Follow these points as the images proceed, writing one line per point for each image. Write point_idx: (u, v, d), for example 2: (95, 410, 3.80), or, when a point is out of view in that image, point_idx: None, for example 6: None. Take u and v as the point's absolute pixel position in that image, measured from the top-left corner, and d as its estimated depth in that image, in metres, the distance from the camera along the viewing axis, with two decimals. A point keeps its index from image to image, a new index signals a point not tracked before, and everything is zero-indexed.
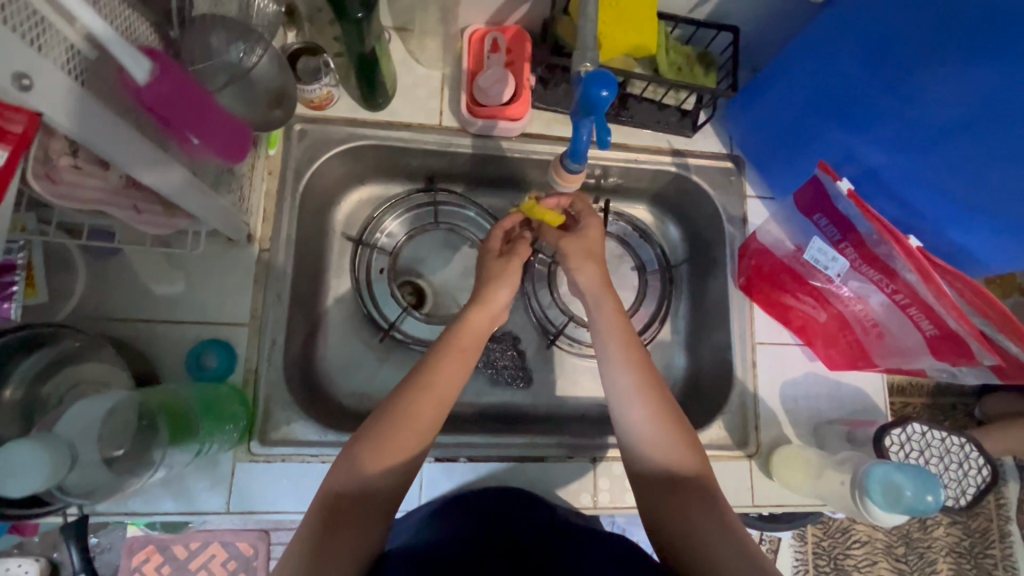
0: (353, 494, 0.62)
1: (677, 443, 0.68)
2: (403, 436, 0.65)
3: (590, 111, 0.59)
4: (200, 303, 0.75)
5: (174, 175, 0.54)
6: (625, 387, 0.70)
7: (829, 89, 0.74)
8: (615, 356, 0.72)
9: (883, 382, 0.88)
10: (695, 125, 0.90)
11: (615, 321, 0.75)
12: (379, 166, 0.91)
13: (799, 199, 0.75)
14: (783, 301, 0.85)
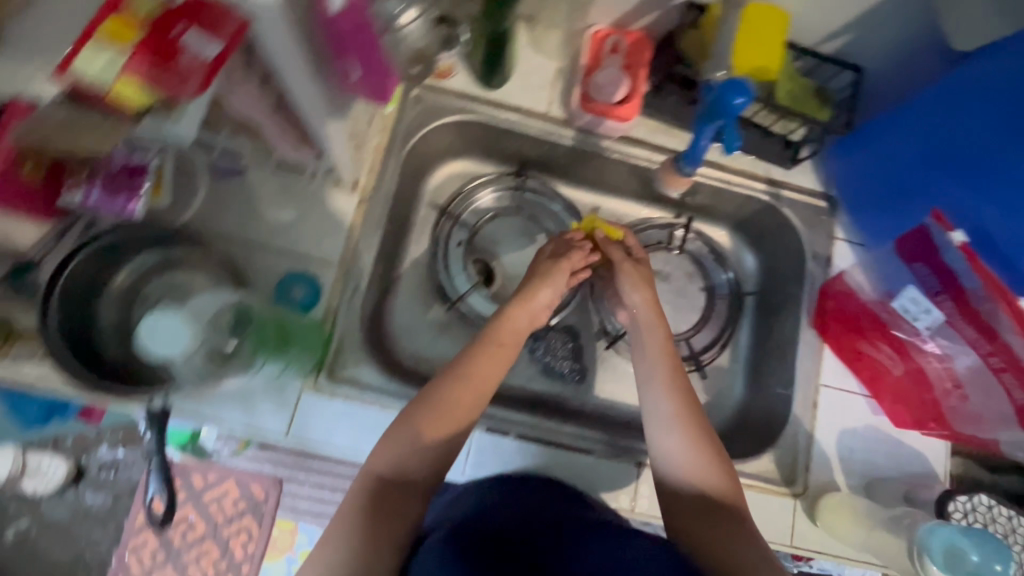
0: (398, 475, 0.65)
1: (712, 471, 0.69)
2: (443, 423, 0.68)
3: (718, 114, 0.68)
4: (296, 238, 0.78)
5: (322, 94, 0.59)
6: (663, 415, 0.72)
7: (946, 145, 0.74)
8: (656, 384, 0.74)
9: (946, 451, 0.85)
10: (795, 158, 0.89)
11: (660, 351, 0.77)
12: (479, 143, 0.94)
13: (902, 246, 0.80)
14: (859, 348, 0.84)
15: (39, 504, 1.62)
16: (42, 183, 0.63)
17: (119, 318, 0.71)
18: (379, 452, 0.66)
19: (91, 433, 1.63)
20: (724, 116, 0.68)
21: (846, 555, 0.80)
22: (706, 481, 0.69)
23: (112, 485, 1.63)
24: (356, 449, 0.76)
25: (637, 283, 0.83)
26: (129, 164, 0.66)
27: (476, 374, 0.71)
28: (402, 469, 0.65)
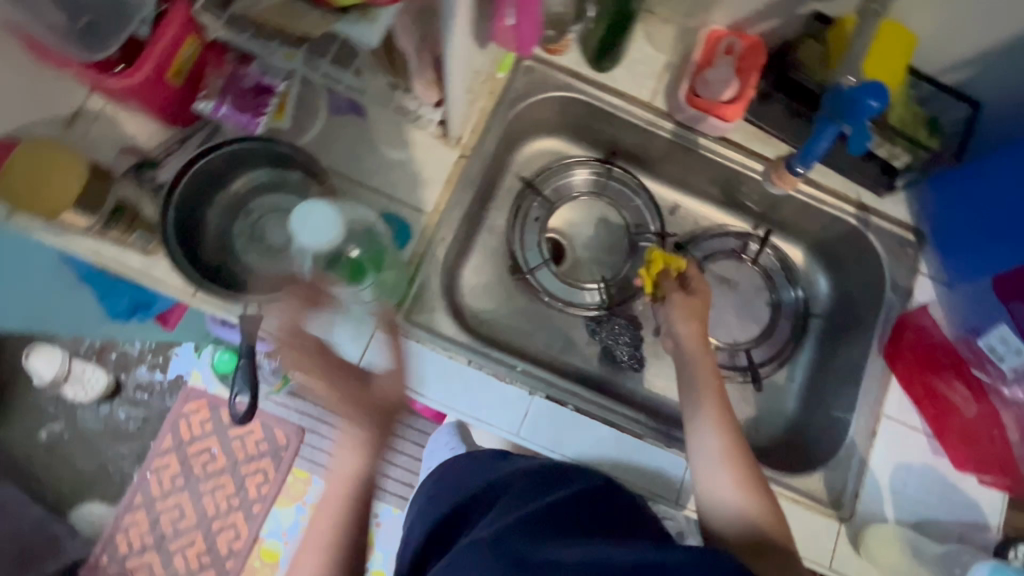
0: (354, 480, 0.69)
1: (763, 508, 0.69)
2: (367, 445, 0.68)
3: (846, 113, 0.69)
4: (394, 181, 0.81)
5: (470, 35, 0.63)
6: (715, 453, 0.71)
7: None
8: (706, 421, 0.73)
9: (1003, 502, 0.81)
10: (891, 185, 0.88)
11: (711, 390, 0.74)
12: (575, 124, 0.96)
13: (1001, 284, 0.81)
14: (931, 386, 0.83)
15: (75, 410, 1.63)
16: (180, 85, 0.70)
17: (223, 223, 0.76)
18: (341, 460, 0.70)
19: (133, 351, 1.63)
20: (852, 117, 0.70)
21: None
22: (763, 523, 0.68)
23: (145, 406, 1.64)
24: (420, 390, 0.78)
25: (686, 317, 0.80)
26: (259, 82, 0.73)
27: (392, 380, 0.71)
28: (364, 478, 0.69)
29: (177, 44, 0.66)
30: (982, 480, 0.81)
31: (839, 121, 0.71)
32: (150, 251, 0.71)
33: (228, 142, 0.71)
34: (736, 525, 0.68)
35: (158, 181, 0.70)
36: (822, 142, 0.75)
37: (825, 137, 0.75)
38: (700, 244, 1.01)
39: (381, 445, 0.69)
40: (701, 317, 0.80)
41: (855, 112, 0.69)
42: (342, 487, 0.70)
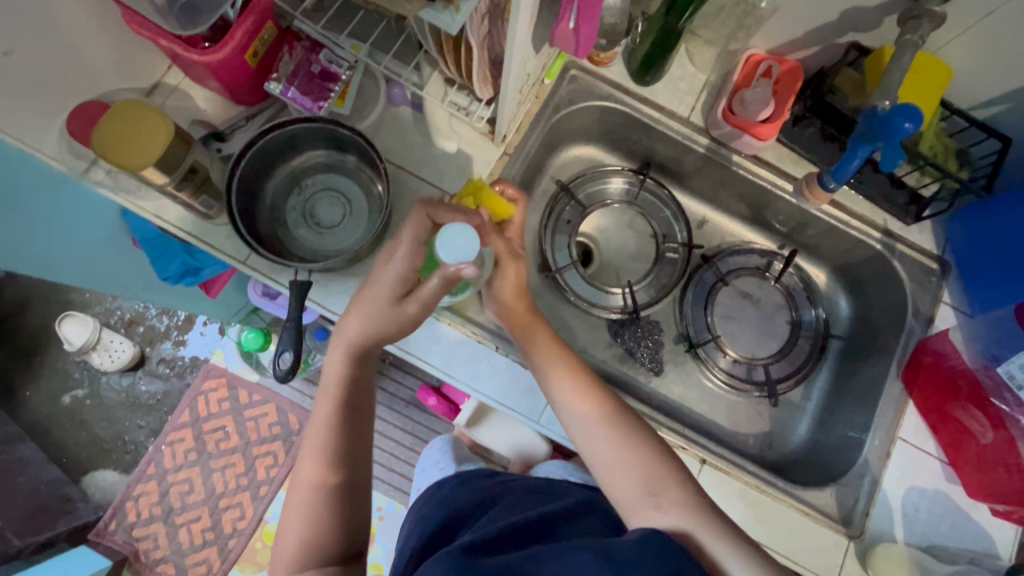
0: (342, 385, 0.70)
1: (646, 459, 0.65)
2: (352, 345, 0.68)
3: (887, 134, 0.71)
4: (440, 171, 0.85)
5: (530, 36, 0.68)
6: (584, 421, 0.69)
7: None
8: (562, 389, 0.71)
9: (1017, 536, 0.81)
10: (918, 215, 0.90)
11: (558, 354, 0.73)
12: (614, 133, 1.00)
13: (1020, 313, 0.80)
14: (948, 411, 0.83)
15: (99, 378, 1.69)
16: (254, 66, 0.76)
17: (278, 199, 0.82)
18: (329, 362, 0.70)
19: (160, 326, 1.73)
20: (890, 137, 0.72)
21: None
22: (656, 481, 0.63)
23: (166, 380, 1.69)
24: (447, 369, 0.81)
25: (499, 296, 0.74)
26: (326, 69, 0.79)
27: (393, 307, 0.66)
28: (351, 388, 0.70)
29: (256, 28, 0.72)
30: (996, 512, 0.81)
31: (877, 139, 0.73)
32: (211, 215, 0.77)
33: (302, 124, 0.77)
34: (627, 487, 0.64)
35: (223, 152, 0.80)
36: (858, 156, 0.77)
37: (864, 151, 0.76)
38: (724, 259, 1.04)
39: (366, 351, 0.69)
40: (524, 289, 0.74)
41: (893, 134, 0.71)
42: (329, 399, 0.69)
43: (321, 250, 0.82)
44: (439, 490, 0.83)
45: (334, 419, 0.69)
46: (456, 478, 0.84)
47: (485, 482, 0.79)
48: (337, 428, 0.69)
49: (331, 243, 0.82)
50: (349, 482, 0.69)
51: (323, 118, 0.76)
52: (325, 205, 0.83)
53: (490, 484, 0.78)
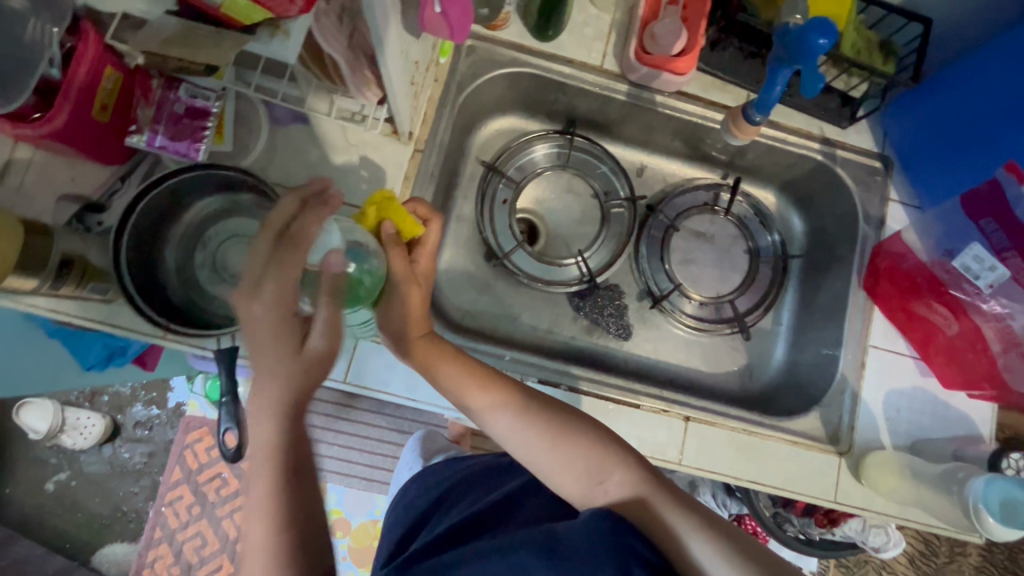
0: (272, 447, 0.57)
1: (582, 448, 0.65)
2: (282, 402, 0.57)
3: (801, 56, 0.67)
4: (352, 186, 0.78)
5: (398, 26, 0.61)
6: (510, 430, 0.68)
7: (987, 100, 0.76)
8: (479, 404, 0.70)
9: (994, 412, 0.83)
10: (853, 116, 0.88)
11: (456, 370, 0.71)
12: (528, 98, 0.93)
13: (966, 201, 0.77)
14: (912, 309, 0.83)
15: (78, 456, 1.61)
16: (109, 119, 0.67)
17: (180, 260, 0.74)
18: (255, 429, 0.58)
19: (125, 390, 1.63)
20: (805, 59, 0.68)
21: (891, 513, 0.80)
22: (599, 463, 0.64)
23: (149, 442, 1.62)
24: (410, 394, 0.77)
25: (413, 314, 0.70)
26: (191, 105, 0.70)
27: (328, 367, 0.59)
28: (288, 452, 0.57)
29: (94, 79, 0.62)
30: (971, 394, 0.83)
31: (793, 62, 0.69)
32: (109, 298, 0.70)
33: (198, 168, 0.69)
34: (570, 480, 0.64)
35: (104, 225, 0.71)
36: (778, 84, 0.73)
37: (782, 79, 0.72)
38: (672, 203, 1.00)
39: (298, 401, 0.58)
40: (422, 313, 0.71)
41: (807, 55, 0.67)
42: (263, 473, 0.57)
43: None
44: (405, 494, 0.86)
45: (272, 492, 0.56)
46: (427, 477, 0.86)
47: (453, 480, 0.80)
48: (282, 497, 0.56)
49: None
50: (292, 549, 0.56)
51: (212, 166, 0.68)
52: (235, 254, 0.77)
53: (466, 482, 0.79)
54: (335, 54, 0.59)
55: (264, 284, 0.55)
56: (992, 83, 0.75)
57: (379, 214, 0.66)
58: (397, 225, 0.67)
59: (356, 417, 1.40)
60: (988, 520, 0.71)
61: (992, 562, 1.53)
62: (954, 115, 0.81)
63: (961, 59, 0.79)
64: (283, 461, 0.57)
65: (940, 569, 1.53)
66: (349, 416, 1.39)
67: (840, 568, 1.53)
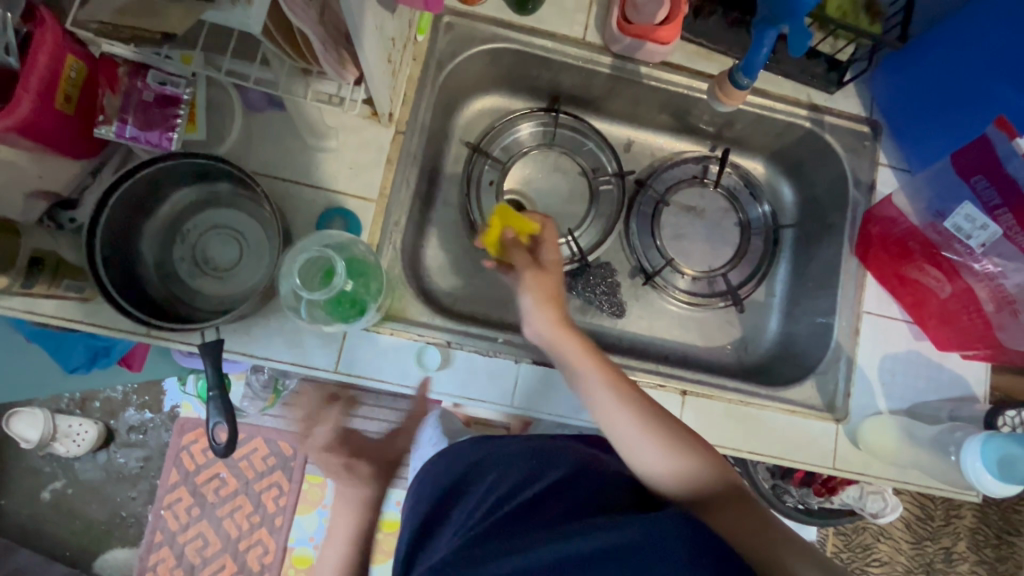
0: None
1: (687, 454, 0.65)
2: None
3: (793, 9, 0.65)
4: (335, 172, 0.76)
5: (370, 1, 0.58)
6: (630, 431, 0.67)
7: (988, 58, 0.73)
8: (603, 399, 0.69)
9: (987, 371, 0.84)
10: (840, 81, 0.86)
11: (587, 361, 0.71)
12: (511, 75, 0.91)
13: (956, 159, 0.73)
14: (903, 273, 0.82)
15: (72, 464, 1.59)
16: (74, 113, 0.64)
17: (161, 252, 0.72)
18: None
19: (117, 395, 1.60)
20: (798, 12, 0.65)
21: (891, 477, 0.81)
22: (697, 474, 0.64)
23: (143, 446, 1.60)
24: (405, 380, 0.75)
25: (542, 300, 0.73)
26: (162, 93, 0.67)
27: None
28: None
29: (55, 69, 0.59)
30: (965, 355, 0.84)
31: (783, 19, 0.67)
32: (87, 296, 0.68)
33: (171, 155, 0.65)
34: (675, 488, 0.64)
35: (77, 222, 0.70)
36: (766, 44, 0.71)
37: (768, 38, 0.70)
38: (660, 177, 0.98)
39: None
40: (558, 298, 0.74)
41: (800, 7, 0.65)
42: None
43: (225, 297, 0.73)
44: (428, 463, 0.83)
45: None
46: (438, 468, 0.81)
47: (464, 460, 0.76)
48: None
49: (236, 286, 0.74)
50: None
51: (210, 156, 0.65)
52: (219, 246, 0.75)
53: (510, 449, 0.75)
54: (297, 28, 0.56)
55: None
56: (986, 40, 0.73)
57: (501, 223, 0.78)
58: (517, 228, 0.77)
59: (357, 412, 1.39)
60: (986, 478, 0.71)
61: (986, 523, 1.55)
62: (948, 75, 0.79)
63: (949, 18, 0.77)
64: None
65: (935, 532, 1.56)
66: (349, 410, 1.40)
67: (839, 536, 1.55)
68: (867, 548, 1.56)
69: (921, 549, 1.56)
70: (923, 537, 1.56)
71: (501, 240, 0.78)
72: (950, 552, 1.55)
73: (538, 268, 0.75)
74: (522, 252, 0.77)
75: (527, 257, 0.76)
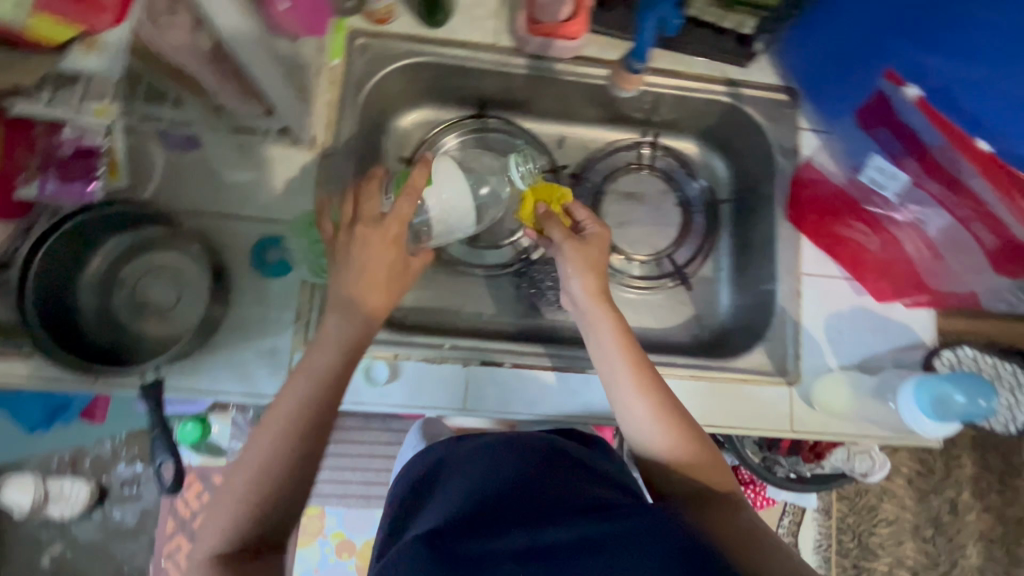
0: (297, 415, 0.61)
1: (697, 447, 0.69)
2: (235, 506, 0.58)
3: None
4: (263, 202, 0.77)
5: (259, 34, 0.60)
6: (645, 416, 0.70)
7: (880, 18, 0.75)
8: (626, 388, 0.71)
9: (931, 318, 0.85)
10: (751, 55, 0.89)
11: (618, 346, 0.71)
12: (435, 87, 0.92)
13: (861, 114, 0.81)
14: (835, 232, 0.84)
15: (69, 527, 1.58)
16: None
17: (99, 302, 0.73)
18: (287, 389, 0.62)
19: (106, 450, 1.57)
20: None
21: (849, 433, 0.82)
22: (700, 471, 0.68)
23: (138, 499, 1.59)
24: (356, 399, 0.77)
25: (584, 269, 0.72)
26: (79, 147, 0.67)
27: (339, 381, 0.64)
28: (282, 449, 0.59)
29: None
30: (909, 304, 0.85)
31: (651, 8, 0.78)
32: (25, 351, 0.70)
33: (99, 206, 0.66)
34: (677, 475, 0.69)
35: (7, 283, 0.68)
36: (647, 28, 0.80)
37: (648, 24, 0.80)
38: (595, 168, 1.00)
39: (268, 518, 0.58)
40: (601, 269, 0.72)
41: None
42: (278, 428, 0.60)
43: (168, 337, 0.75)
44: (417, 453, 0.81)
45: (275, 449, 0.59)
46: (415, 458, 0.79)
47: (455, 450, 0.73)
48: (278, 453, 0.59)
49: (177, 325, 0.76)
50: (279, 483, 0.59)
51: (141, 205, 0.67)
52: (157, 288, 0.76)
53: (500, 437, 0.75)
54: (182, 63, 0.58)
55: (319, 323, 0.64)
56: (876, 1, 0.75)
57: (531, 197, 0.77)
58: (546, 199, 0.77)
59: (345, 436, 1.39)
60: (926, 422, 0.72)
61: (988, 469, 1.55)
62: (849, 34, 0.80)
63: None
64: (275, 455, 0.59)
65: (938, 484, 1.55)
66: (338, 437, 1.40)
67: (842, 500, 1.54)
68: (874, 511, 1.55)
69: (925, 504, 1.55)
70: (927, 490, 1.55)
71: (535, 214, 0.77)
72: (956, 503, 1.54)
73: (577, 239, 0.73)
74: (557, 220, 0.74)
75: (564, 230, 0.74)
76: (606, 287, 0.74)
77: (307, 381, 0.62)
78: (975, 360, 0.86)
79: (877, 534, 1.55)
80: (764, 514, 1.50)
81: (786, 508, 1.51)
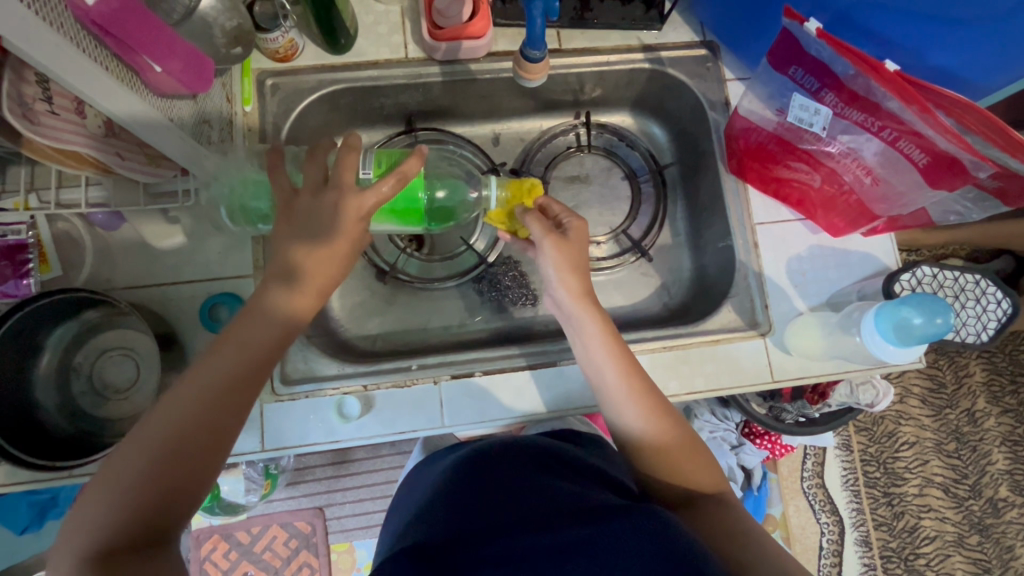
0: (220, 390, 0.57)
1: (682, 439, 0.67)
2: (125, 482, 0.52)
3: None
4: (202, 262, 0.76)
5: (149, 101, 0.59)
6: (634, 415, 0.67)
7: None
8: (616, 389, 0.68)
9: (892, 241, 0.86)
10: (662, 16, 0.88)
11: (604, 345, 0.69)
12: (357, 112, 0.92)
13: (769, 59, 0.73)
14: (778, 176, 0.83)
15: None
16: None
17: (55, 396, 0.72)
18: (211, 357, 0.58)
19: None
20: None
21: (830, 372, 0.82)
22: (688, 469, 0.65)
23: None
24: (334, 438, 0.77)
25: (566, 268, 0.70)
26: (5, 244, 0.68)
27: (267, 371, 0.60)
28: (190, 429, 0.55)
29: None
30: (865, 232, 0.85)
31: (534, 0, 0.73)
32: None
33: (29, 302, 0.65)
34: (671, 470, 0.65)
35: None
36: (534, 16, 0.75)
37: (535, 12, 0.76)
38: (535, 159, 0.99)
39: (162, 498, 0.53)
40: (583, 267, 0.70)
41: None
42: (191, 400, 0.56)
43: (132, 416, 0.74)
44: (413, 476, 0.80)
45: (182, 419, 0.55)
46: (414, 481, 0.78)
47: (440, 471, 0.70)
48: (186, 428, 0.55)
49: (139, 401, 0.75)
50: (184, 465, 0.54)
51: (76, 290, 0.66)
52: (113, 368, 0.75)
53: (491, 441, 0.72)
54: (83, 147, 0.59)
55: (253, 333, 0.59)
56: None
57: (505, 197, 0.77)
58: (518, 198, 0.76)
59: (356, 469, 1.39)
60: (888, 348, 0.73)
61: (998, 373, 1.53)
62: None
63: None
64: (180, 436, 0.54)
65: (953, 398, 1.52)
66: (349, 471, 1.39)
67: (860, 432, 1.50)
68: (895, 438, 1.50)
69: (943, 419, 1.51)
70: (943, 406, 1.51)
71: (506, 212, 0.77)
72: (975, 413, 1.51)
73: (558, 236, 0.71)
74: (533, 216, 0.72)
75: (543, 225, 0.71)
76: (590, 285, 0.71)
77: (233, 351, 0.58)
78: (920, 282, 0.89)
79: (901, 461, 1.50)
80: (785, 462, 1.49)
81: (806, 452, 1.50)
